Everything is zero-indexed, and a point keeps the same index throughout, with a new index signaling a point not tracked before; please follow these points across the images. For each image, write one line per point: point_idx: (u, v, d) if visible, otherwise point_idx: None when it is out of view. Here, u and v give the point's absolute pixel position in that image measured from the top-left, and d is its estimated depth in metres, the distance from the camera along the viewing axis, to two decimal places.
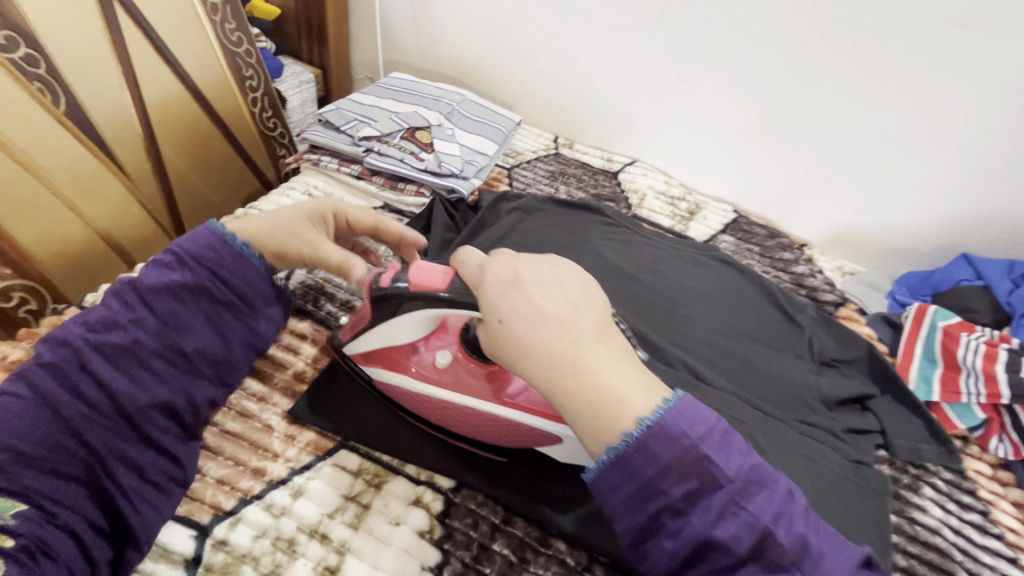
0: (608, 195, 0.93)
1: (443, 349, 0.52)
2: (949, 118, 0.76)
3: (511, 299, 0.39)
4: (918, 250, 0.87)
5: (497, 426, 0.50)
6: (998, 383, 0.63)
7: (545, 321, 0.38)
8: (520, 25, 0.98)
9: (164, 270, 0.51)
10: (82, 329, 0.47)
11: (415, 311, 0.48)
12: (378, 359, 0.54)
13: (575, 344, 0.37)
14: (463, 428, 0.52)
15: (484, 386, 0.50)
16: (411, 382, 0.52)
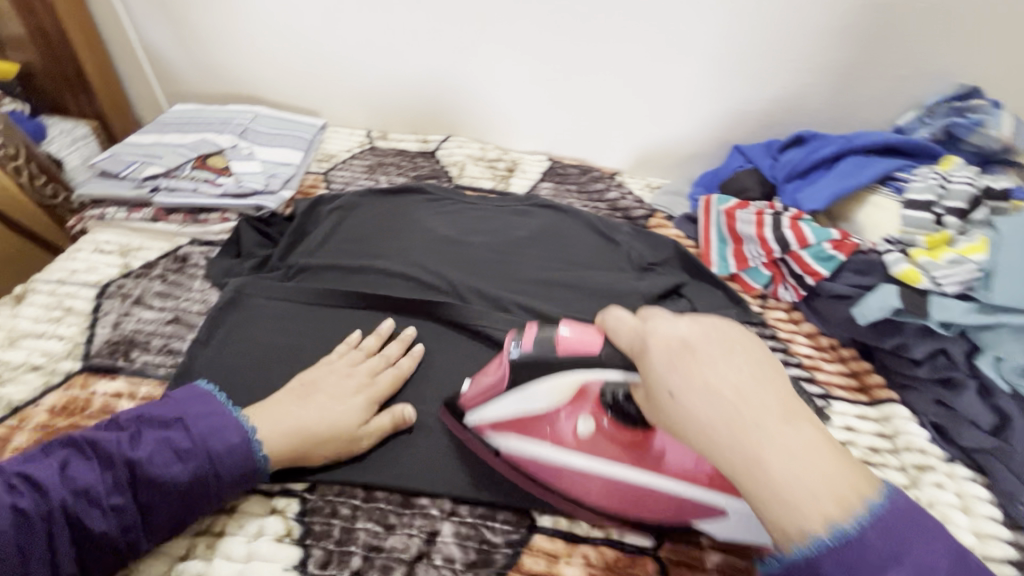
0: (428, 173, 0.96)
1: (583, 414, 0.49)
2: (683, 35, 0.87)
3: (686, 372, 0.33)
4: (704, 152, 0.99)
5: (647, 498, 0.47)
6: (769, 243, 0.73)
7: (720, 395, 0.32)
8: (295, 32, 0.97)
9: (168, 458, 0.46)
10: (67, 492, 0.43)
11: (564, 374, 0.46)
12: (508, 426, 0.52)
13: (759, 454, 0.31)
14: (619, 503, 0.49)
15: (628, 459, 0.47)
16: (546, 452, 0.50)
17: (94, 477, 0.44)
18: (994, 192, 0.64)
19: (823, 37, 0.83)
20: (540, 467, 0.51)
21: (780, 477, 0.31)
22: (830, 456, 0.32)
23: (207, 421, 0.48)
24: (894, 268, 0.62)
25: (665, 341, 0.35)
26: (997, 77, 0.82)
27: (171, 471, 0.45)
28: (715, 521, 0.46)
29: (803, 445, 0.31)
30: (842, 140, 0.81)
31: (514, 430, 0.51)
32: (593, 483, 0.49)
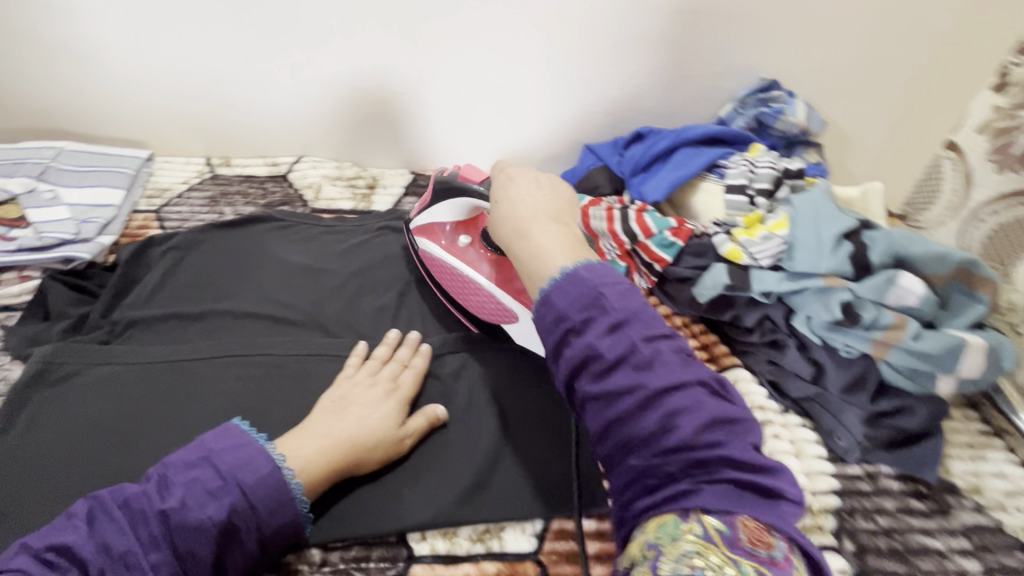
0: (281, 199, 0.90)
1: (463, 236, 0.69)
2: (521, 44, 0.89)
3: (503, 195, 0.58)
4: (560, 153, 1.03)
5: (474, 291, 0.66)
6: (620, 236, 0.78)
7: (517, 203, 0.57)
8: (97, 54, 0.86)
9: (203, 499, 0.45)
10: (104, 558, 0.43)
11: (460, 199, 0.66)
12: (421, 233, 0.70)
13: (534, 226, 0.54)
14: (472, 307, 0.67)
15: (484, 266, 0.65)
16: (438, 250, 0.69)
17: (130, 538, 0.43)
18: (792, 172, 0.74)
19: (645, 40, 0.90)
20: (433, 259, 0.69)
21: (531, 240, 0.52)
22: (572, 249, 0.50)
23: (234, 457, 0.48)
24: (722, 249, 0.70)
25: (506, 168, 0.62)
26: (791, 68, 0.95)
27: (202, 520, 0.44)
28: (511, 327, 0.65)
29: (554, 223, 0.54)
30: (673, 134, 0.89)
31: (425, 235, 0.70)
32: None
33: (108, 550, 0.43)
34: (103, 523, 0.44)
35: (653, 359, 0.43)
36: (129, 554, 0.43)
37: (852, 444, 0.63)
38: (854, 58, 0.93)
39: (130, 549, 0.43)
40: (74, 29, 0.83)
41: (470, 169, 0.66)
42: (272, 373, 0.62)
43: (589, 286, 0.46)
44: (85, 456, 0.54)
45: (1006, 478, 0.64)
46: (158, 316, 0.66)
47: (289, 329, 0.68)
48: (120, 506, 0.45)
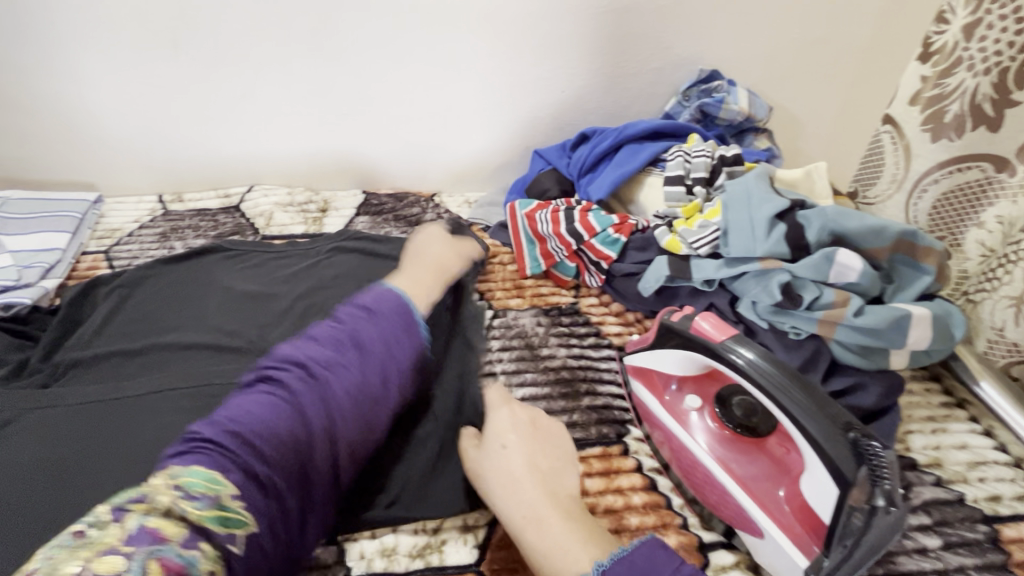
0: (231, 229, 0.90)
1: (693, 395, 0.58)
2: (458, 56, 0.89)
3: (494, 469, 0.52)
4: (511, 160, 1.04)
5: (706, 483, 0.53)
6: (566, 237, 0.78)
7: (516, 495, 0.50)
8: (37, 101, 0.86)
9: (355, 357, 0.49)
10: (312, 386, 0.47)
11: (695, 354, 0.56)
12: (639, 376, 0.62)
13: (536, 519, 0.48)
14: (693, 485, 0.55)
15: (736, 466, 0.52)
16: (657, 406, 0.59)
17: (357, 350, 0.50)
18: (729, 159, 0.74)
19: (581, 43, 0.90)
20: (654, 419, 0.59)
21: (538, 542, 0.47)
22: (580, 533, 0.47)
23: (388, 301, 0.55)
24: (662, 240, 0.69)
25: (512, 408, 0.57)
26: (728, 58, 0.95)
27: (336, 409, 0.47)
28: (754, 539, 0.50)
29: (553, 502, 0.50)
30: (616, 132, 0.89)
31: (643, 381, 0.61)
32: (659, 433, 0.60)
33: (250, 449, 0.42)
34: (292, 378, 0.47)
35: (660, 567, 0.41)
36: (272, 439, 0.43)
37: None
38: (790, 42, 0.94)
39: (281, 438, 0.43)
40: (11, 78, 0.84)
41: (710, 321, 0.54)
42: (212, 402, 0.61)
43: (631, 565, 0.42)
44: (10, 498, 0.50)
45: (968, 450, 0.63)
46: (99, 355, 0.65)
47: (234, 358, 0.67)
48: (254, 395, 0.45)
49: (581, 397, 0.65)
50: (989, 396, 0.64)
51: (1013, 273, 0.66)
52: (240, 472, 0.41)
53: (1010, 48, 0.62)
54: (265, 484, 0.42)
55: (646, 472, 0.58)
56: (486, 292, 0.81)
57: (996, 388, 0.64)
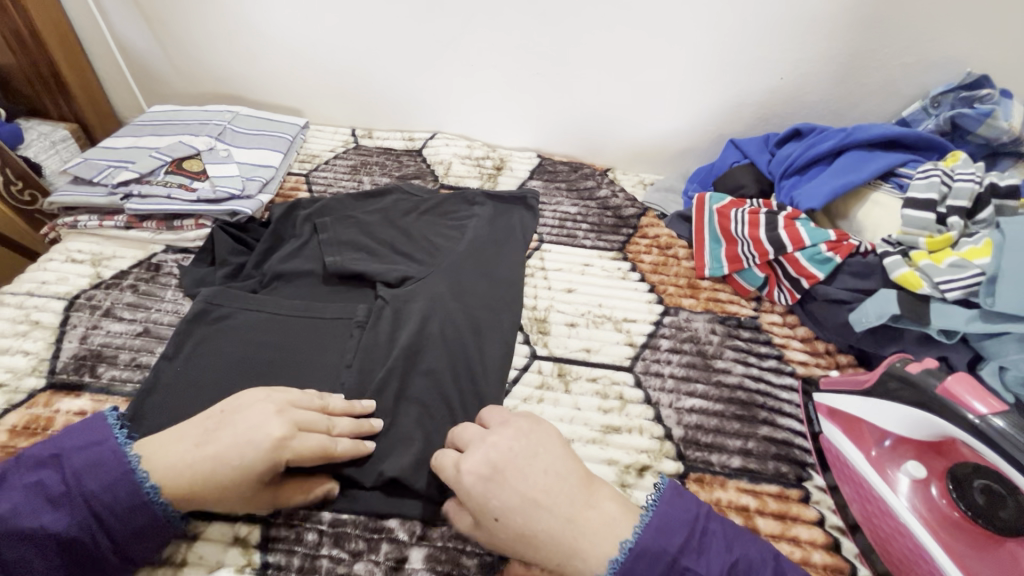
0: (414, 173, 0.93)
1: (911, 461, 0.52)
2: (676, 25, 0.81)
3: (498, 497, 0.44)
4: (699, 146, 0.95)
5: (921, 562, 0.47)
6: (763, 243, 0.70)
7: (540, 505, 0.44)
8: (271, 29, 0.94)
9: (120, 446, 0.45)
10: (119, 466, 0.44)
11: (935, 423, 0.48)
12: (839, 421, 0.56)
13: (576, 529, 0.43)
14: (888, 557, 0.49)
15: (970, 555, 0.46)
16: (863, 461, 0.53)
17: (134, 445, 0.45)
18: (1002, 189, 0.60)
19: (825, 25, 0.78)
20: (851, 475, 0.53)
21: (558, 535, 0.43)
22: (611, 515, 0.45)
23: None
24: (893, 272, 0.59)
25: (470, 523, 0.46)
26: (1008, 63, 0.78)
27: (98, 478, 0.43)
28: None
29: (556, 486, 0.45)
30: (842, 133, 0.77)
31: (844, 428, 0.55)
32: (848, 487, 0.53)
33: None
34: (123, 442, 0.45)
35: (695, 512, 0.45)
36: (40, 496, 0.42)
37: None
38: None
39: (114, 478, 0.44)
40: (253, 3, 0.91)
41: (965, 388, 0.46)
42: (382, 346, 0.61)
43: (664, 505, 0.45)
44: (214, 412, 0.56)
45: None
46: (298, 272, 0.71)
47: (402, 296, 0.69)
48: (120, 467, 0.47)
49: (759, 425, 0.59)
50: None
51: None
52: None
53: None
54: (29, 533, 0.40)
55: (828, 528, 0.52)
56: (657, 285, 0.76)
57: None
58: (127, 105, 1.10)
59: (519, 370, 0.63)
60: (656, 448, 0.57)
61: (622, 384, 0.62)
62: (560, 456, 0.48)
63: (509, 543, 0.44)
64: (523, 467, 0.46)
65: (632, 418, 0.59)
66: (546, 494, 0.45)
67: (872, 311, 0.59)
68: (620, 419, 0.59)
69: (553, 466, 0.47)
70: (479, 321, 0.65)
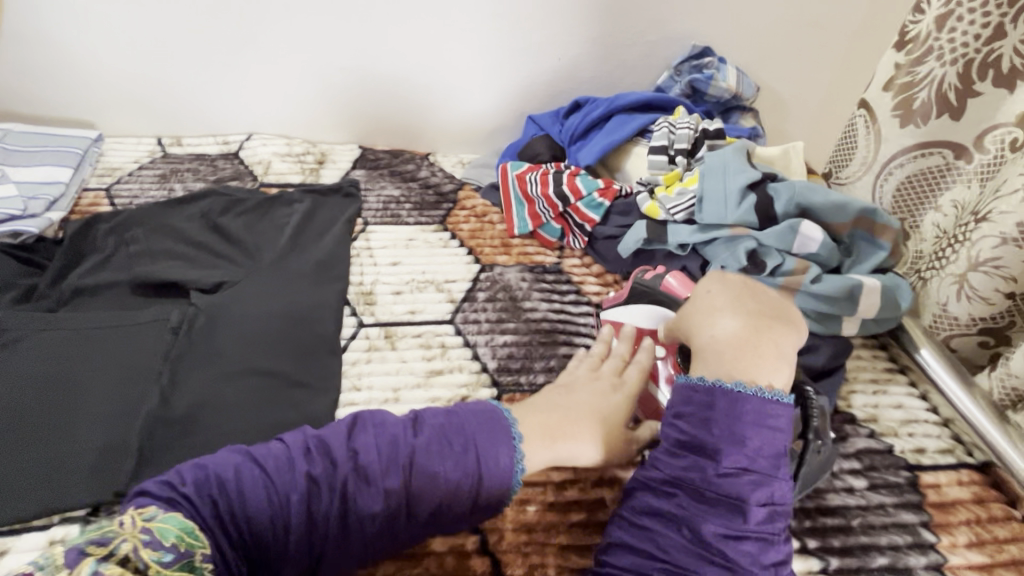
0: (230, 174, 0.93)
1: None
2: (458, 14, 0.91)
3: (700, 322, 0.52)
4: (506, 125, 1.06)
5: None
6: (553, 200, 0.82)
7: (712, 337, 0.50)
8: (40, 37, 0.87)
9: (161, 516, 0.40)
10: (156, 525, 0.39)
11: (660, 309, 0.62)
12: (608, 328, 0.67)
13: (738, 347, 0.48)
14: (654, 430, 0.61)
15: None
16: None
17: (388, 456, 0.44)
18: (711, 133, 0.78)
19: (580, 13, 0.93)
20: None
21: (733, 350, 0.48)
22: (745, 367, 0.47)
23: None
24: (643, 205, 0.74)
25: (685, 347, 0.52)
26: (722, 36, 0.98)
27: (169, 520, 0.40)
28: None
29: (742, 303, 0.52)
30: (608, 101, 0.92)
31: (612, 333, 0.66)
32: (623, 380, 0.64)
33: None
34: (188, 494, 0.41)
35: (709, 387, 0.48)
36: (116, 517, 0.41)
37: None
38: (778, 24, 0.97)
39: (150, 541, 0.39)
40: (18, 9, 0.85)
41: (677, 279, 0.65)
42: (205, 341, 0.64)
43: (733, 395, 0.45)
44: (9, 430, 0.54)
45: (903, 409, 0.68)
46: (103, 284, 0.69)
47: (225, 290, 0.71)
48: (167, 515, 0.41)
49: (558, 345, 0.71)
50: (927, 362, 0.70)
51: (959, 252, 0.69)
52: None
53: (976, 39, 0.67)
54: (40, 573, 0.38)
55: None
56: (474, 248, 0.85)
57: (933, 355, 0.70)
58: None
59: (347, 339, 0.68)
60: (473, 380, 0.65)
61: (443, 334, 0.70)
62: (728, 284, 0.54)
63: (720, 354, 0.49)
64: (738, 287, 0.54)
65: (453, 361, 0.67)
66: (733, 303, 0.52)
67: (629, 238, 0.73)
68: (442, 363, 0.67)
69: (737, 304, 0.52)
70: (301, 307, 0.69)
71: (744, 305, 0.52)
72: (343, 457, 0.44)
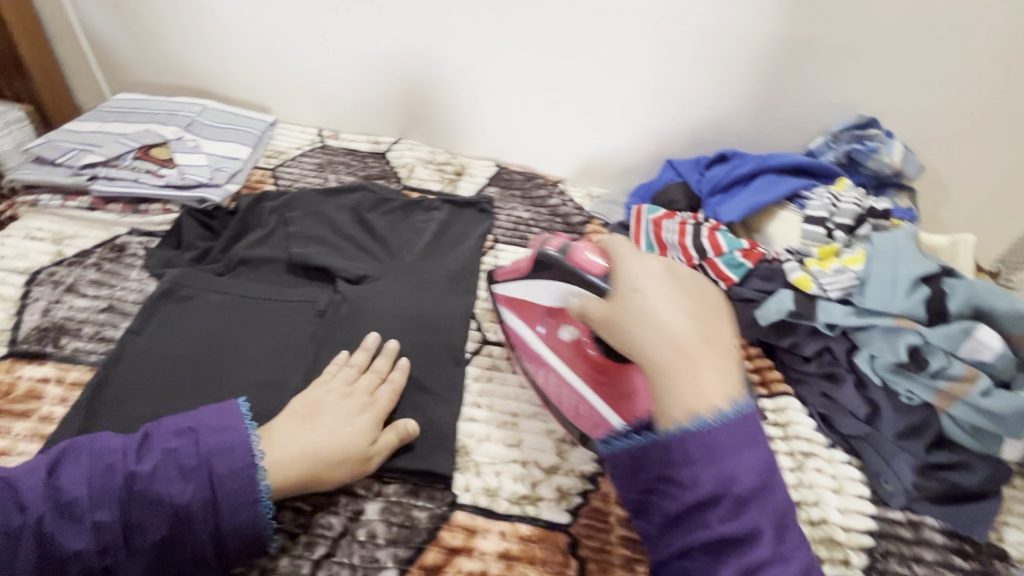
0: (378, 173, 0.99)
1: (565, 326, 0.64)
2: (621, 53, 0.93)
3: (638, 264, 0.51)
4: (641, 165, 1.06)
5: (578, 404, 0.60)
6: (688, 250, 0.80)
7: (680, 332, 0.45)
8: (247, 28, 0.98)
9: (175, 474, 0.47)
10: (48, 507, 0.44)
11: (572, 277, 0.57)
12: (515, 306, 0.68)
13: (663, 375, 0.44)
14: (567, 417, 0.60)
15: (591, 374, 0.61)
16: (531, 336, 0.66)
17: (198, 485, 0.47)
18: (876, 212, 0.74)
19: (744, 68, 0.92)
20: (531, 356, 0.66)
21: (678, 331, 0.45)
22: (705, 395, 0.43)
23: None
24: (791, 275, 0.70)
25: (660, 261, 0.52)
26: (892, 109, 0.93)
27: (185, 494, 0.46)
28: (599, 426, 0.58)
29: (701, 345, 0.45)
30: (759, 159, 0.90)
31: (516, 312, 0.68)
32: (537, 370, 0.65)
33: (127, 469, 0.46)
34: (69, 467, 0.46)
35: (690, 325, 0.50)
36: (229, 504, 0.47)
37: (899, 491, 0.61)
38: (959, 105, 0.91)
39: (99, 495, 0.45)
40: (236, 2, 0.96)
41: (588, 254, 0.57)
42: (345, 329, 0.67)
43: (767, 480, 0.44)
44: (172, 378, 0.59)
45: None
46: (265, 258, 0.75)
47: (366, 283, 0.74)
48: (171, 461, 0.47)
49: None
50: None
51: None
52: (109, 497, 0.45)
53: None
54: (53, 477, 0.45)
55: None
56: None
57: None
58: (88, 92, 1.10)
59: (472, 353, 0.70)
60: None
61: None
62: (660, 271, 0.50)
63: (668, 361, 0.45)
64: (710, 309, 0.48)
65: None
66: (696, 308, 0.47)
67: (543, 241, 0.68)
68: None
69: (682, 305, 0.47)
70: (432, 313, 0.71)
71: (690, 307, 0.47)
72: (208, 487, 0.47)
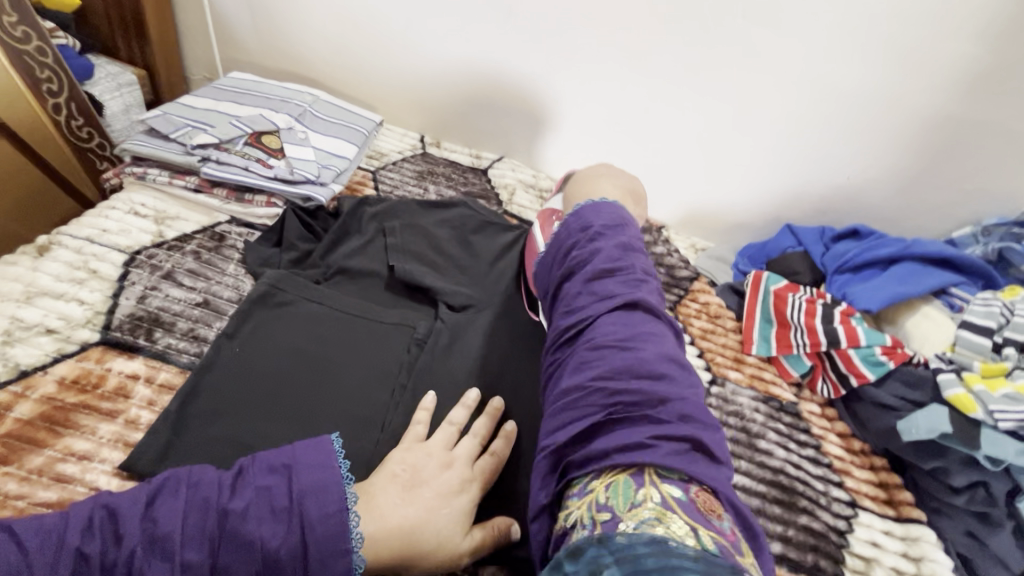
0: (478, 191, 0.94)
1: None
2: (762, 107, 0.85)
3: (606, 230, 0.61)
4: (754, 224, 0.98)
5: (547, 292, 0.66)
6: (817, 334, 0.72)
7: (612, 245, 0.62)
8: (368, 23, 0.95)
9: (270, 516, 0.41)
10: (140, 540, 0.39)
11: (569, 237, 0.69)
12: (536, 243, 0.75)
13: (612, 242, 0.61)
14: None
15: None
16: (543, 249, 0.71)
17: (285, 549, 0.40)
18: None
19: (898, 144, 0.83)
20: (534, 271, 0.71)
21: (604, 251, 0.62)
22: None
23: None
24: (947, 390, 0.62)
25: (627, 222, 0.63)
26: None
27: (278, 541, 0.40)
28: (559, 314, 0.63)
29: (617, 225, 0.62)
30: (901, 243, 0.80)
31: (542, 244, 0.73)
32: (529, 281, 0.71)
33: (221, 505, 0.41)
34: (165, 501, 0.41)
35: (639, 275, 0.54)
36: (320, 557, 0.41)
37: None
38: None
39: (188, 528, 0.40)
40: None
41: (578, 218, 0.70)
42: (443, 366, 0.61)
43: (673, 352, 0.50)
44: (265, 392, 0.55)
45: None
46: (364, 272, 0.70)
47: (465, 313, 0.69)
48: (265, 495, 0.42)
49: (797, 512, 0.60)
50: None
51: None
52: (202, 535, 0.40)
53: None
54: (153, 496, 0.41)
55: None
56: (706, 352, 0.77)
57: None
58: (198, 62, 1.09)
59: None
60: None
61: None
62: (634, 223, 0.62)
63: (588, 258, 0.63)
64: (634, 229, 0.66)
65: None
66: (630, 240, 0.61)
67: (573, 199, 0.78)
68: None
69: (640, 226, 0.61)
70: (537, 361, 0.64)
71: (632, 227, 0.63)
72: (309, 527, 0.41)
